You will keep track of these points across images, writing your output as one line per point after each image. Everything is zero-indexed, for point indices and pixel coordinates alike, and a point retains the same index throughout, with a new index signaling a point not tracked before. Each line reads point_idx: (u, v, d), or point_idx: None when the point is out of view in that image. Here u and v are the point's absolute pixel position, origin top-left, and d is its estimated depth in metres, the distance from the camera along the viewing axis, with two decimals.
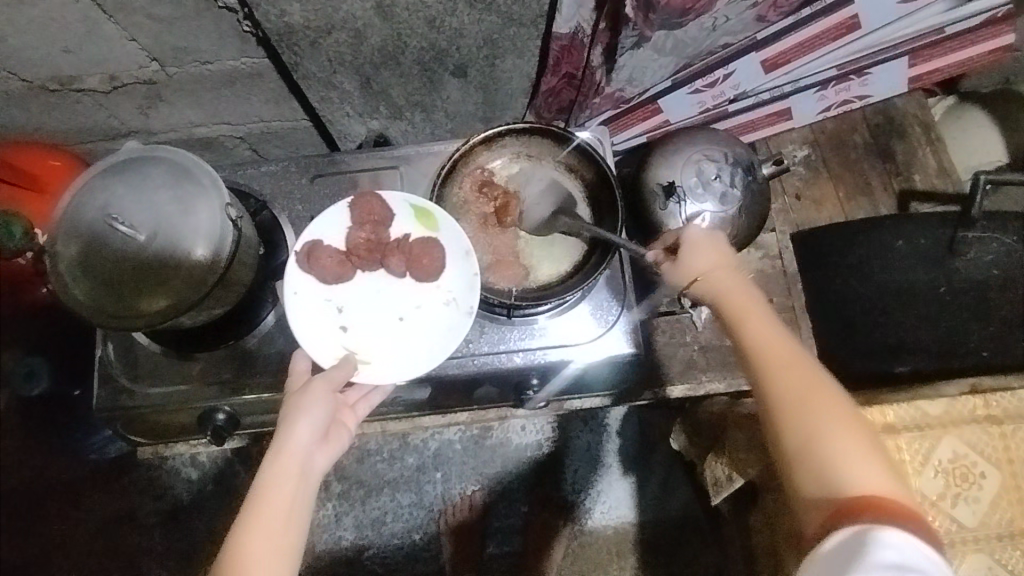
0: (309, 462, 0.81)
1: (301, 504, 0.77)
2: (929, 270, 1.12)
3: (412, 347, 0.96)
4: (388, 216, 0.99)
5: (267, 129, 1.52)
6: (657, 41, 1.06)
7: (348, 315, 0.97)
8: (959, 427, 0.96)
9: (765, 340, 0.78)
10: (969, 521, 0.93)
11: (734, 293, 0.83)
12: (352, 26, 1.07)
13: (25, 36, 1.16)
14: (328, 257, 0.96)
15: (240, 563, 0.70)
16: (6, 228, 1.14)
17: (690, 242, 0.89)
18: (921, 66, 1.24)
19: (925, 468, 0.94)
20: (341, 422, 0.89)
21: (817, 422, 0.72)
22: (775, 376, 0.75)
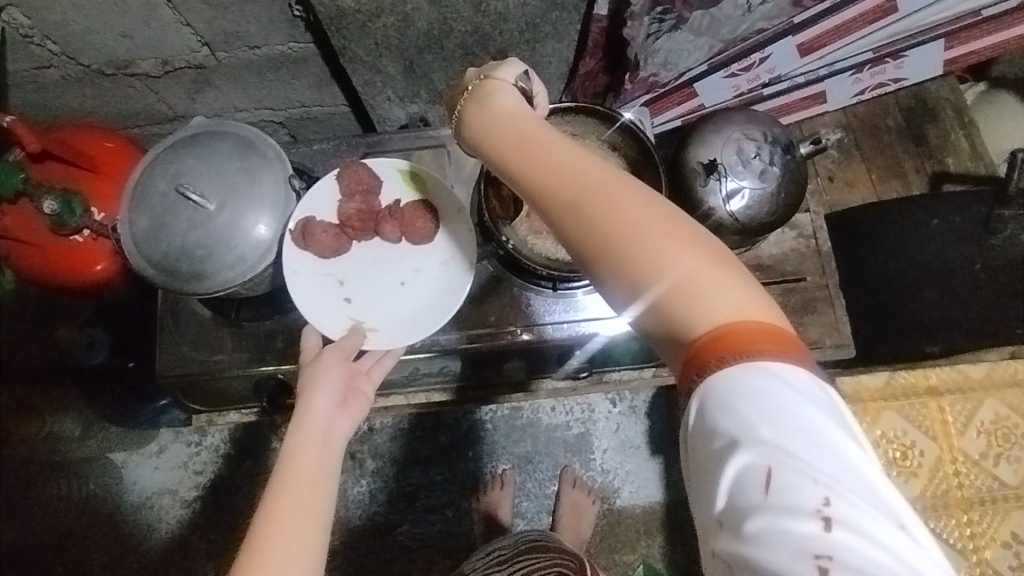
0: (332, 428, 0.76)
1: (328, 470, 0.71)
2: (960, 249, 1.15)
3: (417, 307, 0.99)
4: (376, 183, 1.03)
5: (307, 114, 1.56)
6: (694, 22, 1.11)
7: (350, 286, 1.00)
8: (997, 392, 1.33)
9: (545, 159, 0.59)
10: (1014, 472, 1.30)
11: (506, 125, 0.63)
12: (400, 10, 1.11)
13: (86, 20, 1.21)
14: (322, 232, 0.98)
15: (269, 533, 0.64)
16: (67, 205, 1.25)
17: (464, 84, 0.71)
18: (958, 49, 1.25)
19: (969, 430, 1.32)
20: (359, 387, 0.84)
21: (650, 251, 0.54)
22: (575, 202, 0.57)
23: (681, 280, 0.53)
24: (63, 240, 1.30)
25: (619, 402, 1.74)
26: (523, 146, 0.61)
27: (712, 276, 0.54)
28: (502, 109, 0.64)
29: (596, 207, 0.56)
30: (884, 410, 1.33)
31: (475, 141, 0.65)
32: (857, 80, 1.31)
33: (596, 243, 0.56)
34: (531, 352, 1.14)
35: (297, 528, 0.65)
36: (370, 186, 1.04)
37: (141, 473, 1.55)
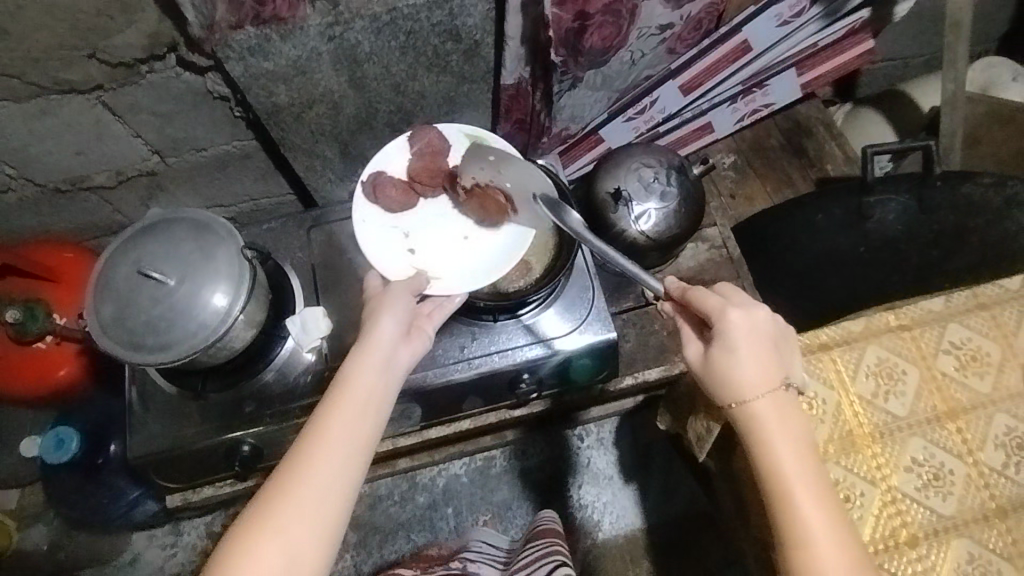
0: (394, 354, 0.90)
1: (380, 396, 0.84)
2: (846, 237, 1.29)
3: (475, 258, 1.12)
4: (445, 146, 1.16)
5: (256, 207, 1.68)
6: (588, 79, 1.29)
7: (414, 239, 1.12)
8: (880, 338, 1.01)
9: (822, 518, 0.74)
10: (901, 412, 0.98)
11: (781, 423, 0.79)
12: (329, 100, 1.25)
13: (44, 143, 1.33)
14: (392, 189, 1.13)
15: (322, 433, 0.78)
16: (30, 312, 1.32)
17: (743, 353, 0.81)
18: (811, 74, 1.48)
19: (856, 373, 0.99)
20: (420, 326, 0.99)
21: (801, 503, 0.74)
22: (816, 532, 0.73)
23: None
24: (27, 348, 1.37)
25: (586, 436, 1.81)
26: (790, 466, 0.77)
27: None
28: (768, 365, 0.81)
29: (821, 545, 0.72)
30: (822, 360, 1.00)
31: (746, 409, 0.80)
32: (735, 109, 1.52)
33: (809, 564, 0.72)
34: (484, 385, 1.22)
35: (346, 448, 0.78)
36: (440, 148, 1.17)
37: None
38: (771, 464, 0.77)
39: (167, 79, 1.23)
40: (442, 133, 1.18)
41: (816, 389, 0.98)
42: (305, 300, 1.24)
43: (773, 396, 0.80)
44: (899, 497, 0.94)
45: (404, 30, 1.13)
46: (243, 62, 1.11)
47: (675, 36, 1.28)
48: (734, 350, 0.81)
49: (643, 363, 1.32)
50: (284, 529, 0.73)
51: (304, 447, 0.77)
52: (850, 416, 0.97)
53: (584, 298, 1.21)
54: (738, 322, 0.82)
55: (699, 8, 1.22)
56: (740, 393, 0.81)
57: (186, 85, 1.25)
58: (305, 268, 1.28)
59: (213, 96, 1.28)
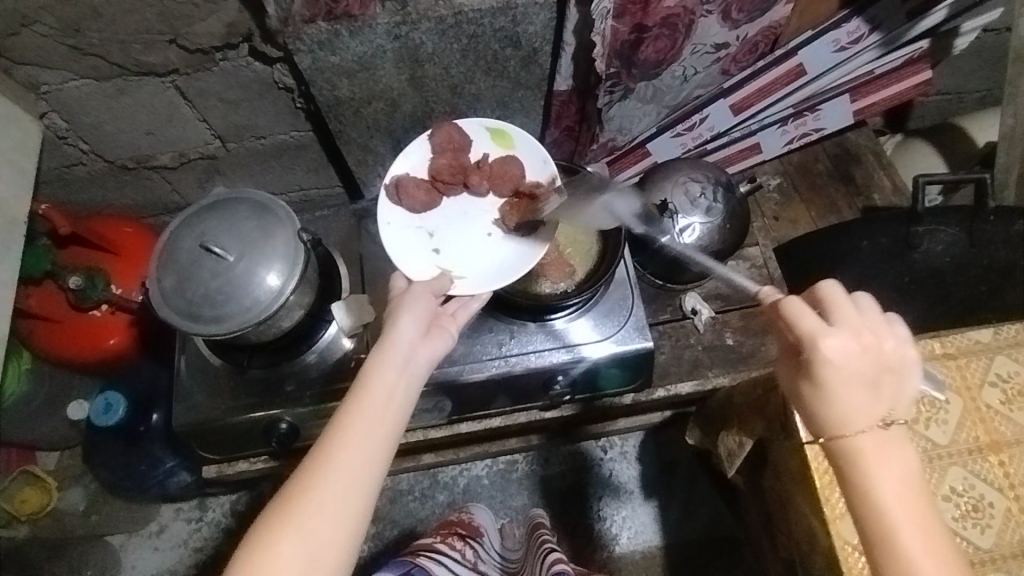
0: (414, 351, 0.86)
1: (401, 391, 0.80)
2: (890, 265, 1.28)
3: (499, 256, 1.12)
4: (466, 141, 1.18)
5: (306, 198, 1.74)
6: (640, 91, 1.31)
7: (438, 239, 1.14)
8: (922, 364, 1.01)
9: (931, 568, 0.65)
10: (941, 439, 0.96)
11: (885, 463, 0.69)
12: (388, 96, 1.29)
13: (118, 121, 1.40)
14: (414, 188, 1.14)
15: (340, 430, 0.75)
16: (90, 281, 1.37)
17: (841, 380, 0.69)
18: (863, 102, 1.48)
19: None
20: (442, 325, 0.94)
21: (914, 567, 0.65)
22: None
23: None
24: (84, 316, 1.45)
25: (609, 449, 1.81)
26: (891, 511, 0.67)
27: None
28: (872, 397, 0.70)
29: None
30: None
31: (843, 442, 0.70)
32: (785, 132, 1.52)
33: None
34: (518, 384, 1.24)
35: (366, 445, 0.75)
36: (459, 143, 1.18)
37: (142, 553, 1.71)
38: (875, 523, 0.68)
39: (238, 67, 1.29)
40: (462, 127, 1.20)
41: None
42: (349, 288, 1.28)
43: (875, 430, 0.70)
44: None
45: (468, 34, 1.17)
46: (312, 55, 1.16)
47: (729, 56, 1.30)
48: (829, 376, 0.69)
49: (676, 377, 1.32)
50: (305, 526, 0.70)
51: (323, 444, 0.74)
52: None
53: (623, 306, 1.23)
54: (835, 348, 0.69)
55: (756, 30, 1.26)
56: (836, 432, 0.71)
57: (254, 74, 1.30)
58: (352, 257, 1.32)
59: (278, 86, 1.34)
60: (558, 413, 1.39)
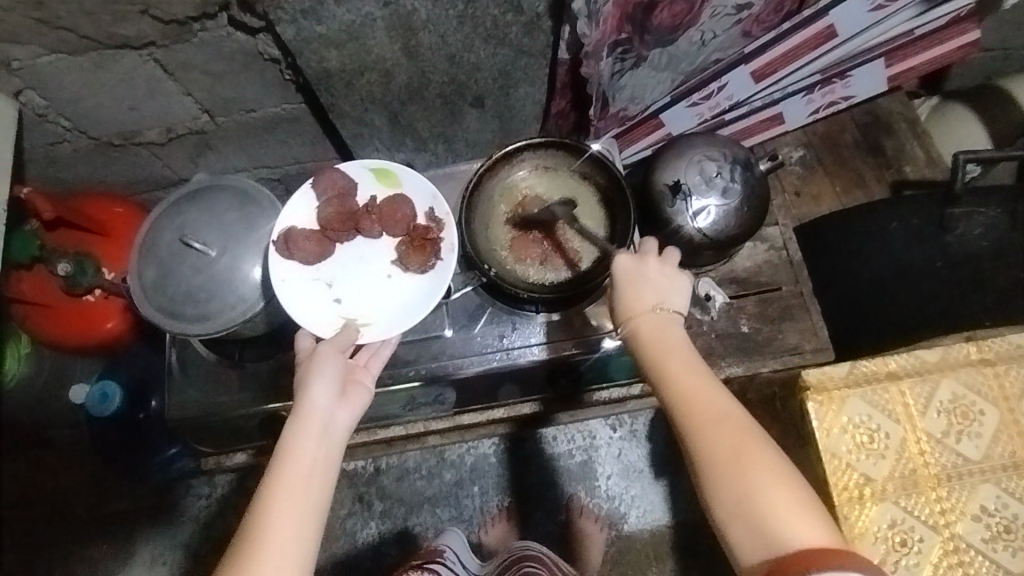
0: (332, 420, 0.82)
1: (323, 465, 0.77)
2: (923, 248, 1.19)
3: (405, 298, 1.01)
4: (350, 185, 1.05)
5: (303, 170, 1.66)
6: (654, 58, 1.20)
7: (338, 288, 1.01)
8: (956, 370, 0.95)
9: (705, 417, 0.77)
10: (973, 455, 0.91)
11: (659, 342, 0.85)
12: (381, 67, 1.19)
13: (98, 96, 1.32)
14: (306, 240, 1.00)
15: (266, 521, 0.71)
16: (80, 266, 1.34)
17: (629, 279, 0.90)
18: (898, 66, 1.37)
19: (927, 409, 0.93)
20: (357, 379, 0.89)
21: (738, 478, 0.73)
22: (697, 433, 0.77)
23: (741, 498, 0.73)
24: (77, 301, 1.41)
25: (619, 426, 1.73)
26: (664, 375, 0.82)
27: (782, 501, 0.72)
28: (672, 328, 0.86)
29: (715, 443, 0.76)
30: (889, 392, 0.94)
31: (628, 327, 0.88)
32: (811, 100, 1.43)
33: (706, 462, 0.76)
34: (524, 373, 1.20)
35: (293, 528, 0.71)
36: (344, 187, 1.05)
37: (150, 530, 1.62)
38: (697, 436, 0.77)
39: (219, 38, 1.20)
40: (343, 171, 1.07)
41: (881, 423, 0.92)
42: None
43: (653, 314, 0.88)
44: (963, 547, 0.88)
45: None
46: (295, 25, 1.07)
47: (752, 17, 1.18)
48: (620, 275, 0.91)
49: None
50: None
51: (247, 537, 0.70)
52: (916, 455, 0.91)
53: None
54: (621, 260, 0.92)
55: None
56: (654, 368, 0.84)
57: (237, 45, 1.21)
58: None
59: (264, 57, 1.25)
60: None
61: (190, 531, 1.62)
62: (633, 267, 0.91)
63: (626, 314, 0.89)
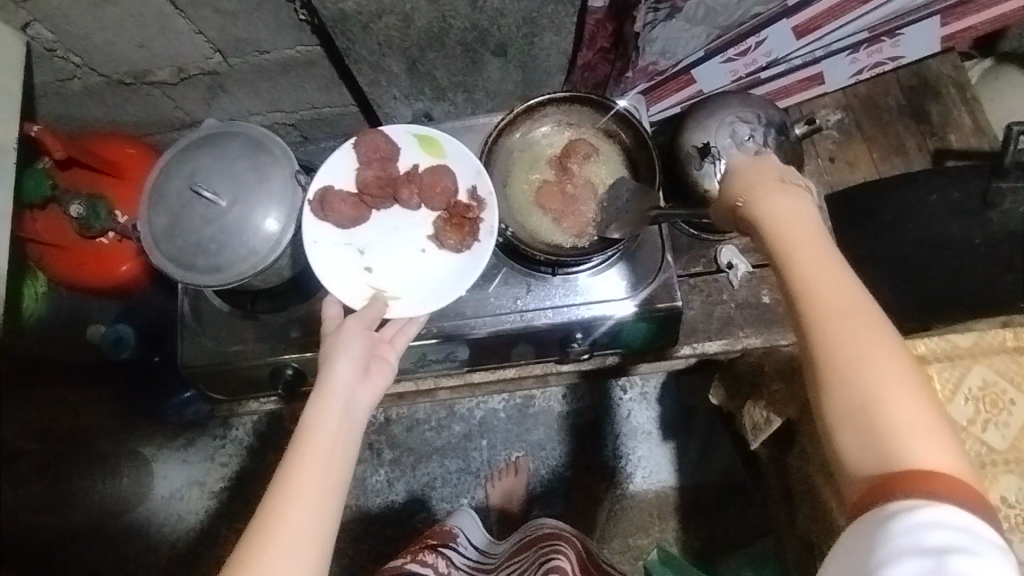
0: (354, 396, 0.82)
1: (347, 437, 0.78)
2: (961, 224, 1.14)
3: (435, 276, 1.01)
4: (394, 151, 1.04)
5: (318, 116, 1.61)
6: (688, 10, 1.13)
7: (370, 257, 1.01)
8: (989, 357, 0.95)
9: (834, 293, 0.63)
10: (999, 444, 0.93)
11: (786, 213, 0.70)
12: (400, 10, 1.13)
13: (107, 32, 1.28)
14: (342, 202, 1.00)
15: (288, 488, 0.71)
16: (93, 209, 1.34)
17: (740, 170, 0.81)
18: (954, 26, 1.29)
19: (955, 396, 0.94)
20: (381, 356, 0.89)
21: (864, 370, 0.59)
22: (825, 313, 0.62)
23: (864, 394, 0.59)
24: (92, 243, 1.40)
25: (629, 388, 1.72)
26: (788, 246, 0.67)
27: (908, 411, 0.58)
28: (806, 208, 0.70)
29: (845, 327, 0.61)
30: (917, 376, 0.95)
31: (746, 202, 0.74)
32: (855, 59, 1.34)
33: (825, 346, 0.61)
34: (538, 337, 1.17)
35: (315, 494, 0.71)
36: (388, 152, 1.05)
37: (172, 466, 1.68)
38: (815, 318, 0.62)
39: None
40: (388, 134, 1.06)
41: None
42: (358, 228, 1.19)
43: (778, 187, 0.73)
44: None
45: None
46: None
47: None
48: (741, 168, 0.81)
49: (704, 334, 1.25)
50: None
51: (270, 500, 0.70)
52: None
53: (652, 261, 1.12)
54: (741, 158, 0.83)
55: None
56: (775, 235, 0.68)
57: None
58: None
59: None
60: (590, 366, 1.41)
61: (207, 469, 1.69)
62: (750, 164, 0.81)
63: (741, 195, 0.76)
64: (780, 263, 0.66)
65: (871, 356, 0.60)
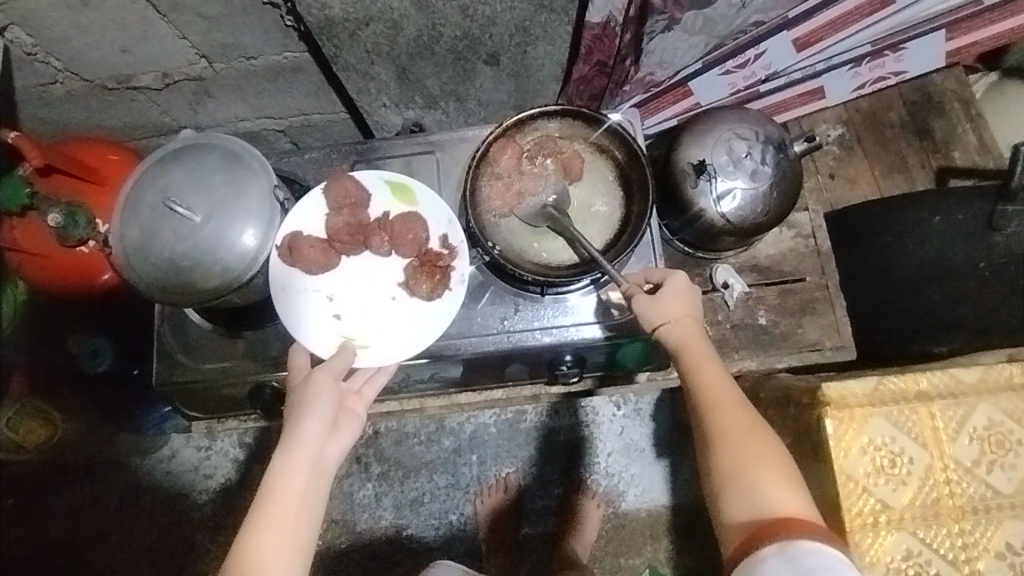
0: (322, 454, 0.84)
1: (312, 501, 0.80)
2: (965, 247, 1.10)
3: (405, 325, 0.97)
4: (364, 197, 1.01)
5: (308, 122, 1.57)
6: (687, 22, 1.08)
7: (339, 303, 0.97)
8: (994, 395, 0.91)
9: (720, 395, 0.86)
10: (1005, 488, 0.89)
11: (690, 335, 0.91)
12: (388, 18, 1.09)
13: (89, 37, 1.24)
14: (310, 247, 0.96)
15: (253, 557, 0.74)
16: (72, 218, 1.27)
17: (664, 292, 0.93)
18: (960, 40, 1.25)
19: (959, 435, 0.90)
20: (350, 409, 0.89)
21: (741, 450, 0.82)
22: (714, 410, 0.85)
23: (738, 467, 0.81)
24: (70, 251, 1.32)
25: (623, 405, 1.68)
26: (692, 359, 0.89)
27: (772, 477, 0.80)
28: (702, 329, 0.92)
29: (729, 420, 0.84)
30: (918, 413, 0.91)
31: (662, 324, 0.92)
32: (856, 74, 1.31)
33: (713, 432, 0.84)
34: (528, 357, 1.14)
35: (282, 562, 0.75)
36: (358, 198, 1.02)
37: (155, 476, 1.66)
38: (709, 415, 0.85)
39: None
40: (359, 180, 1.03)
41: (905, 446, 0.90)
42: None
43: (683, 314, 0.92)
44: None
45: None
46: None
47: None
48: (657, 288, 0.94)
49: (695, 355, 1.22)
50: None
51: (239, 568, 0.74)
52: (941, 483, 0.89)
53: None
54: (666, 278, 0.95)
55: None
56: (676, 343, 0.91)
57: None
58: None
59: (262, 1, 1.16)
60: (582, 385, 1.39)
61: (192, 481, 1.65)
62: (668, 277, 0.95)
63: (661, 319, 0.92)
64: (686, 371, 0.89)
65: (744, 438, 0.83)
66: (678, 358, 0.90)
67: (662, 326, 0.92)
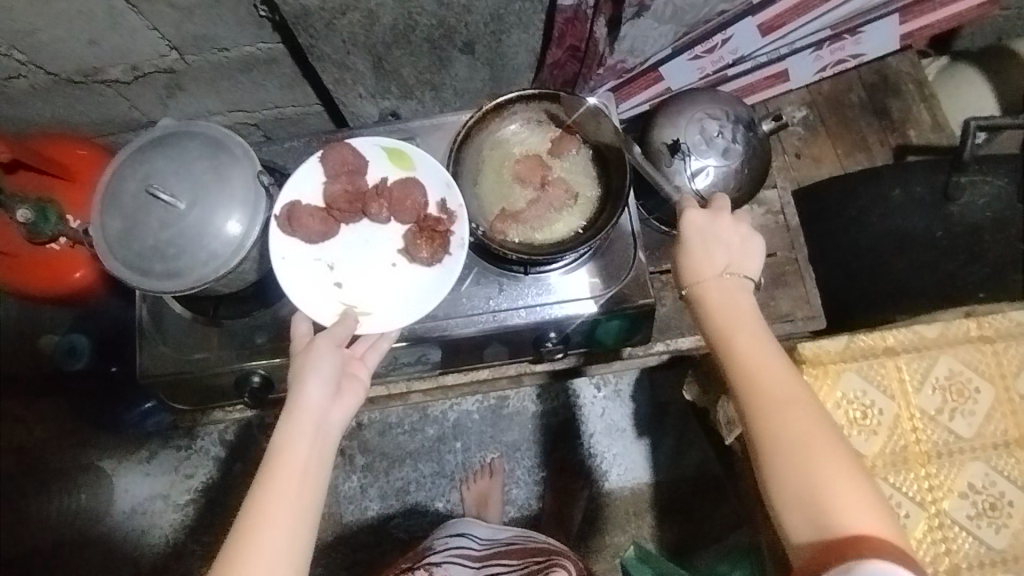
0: (325, 417, 0.84)
1: (318, 461, 0.80)
2: (922, 217, 1.17)
3: (405, 291, 1.00)
4: (362, 164, 1.03)
5: (282, 115, 1.57)
6: (656, 8, 1.11)
7: (340, 272, 1.01)
8: (954, 348, 0.98)
9: (771, 384, 0.77)
10: (966, 433, 0.95)
11: (731, 307, 0.84)
12: (364, 6, 1.10)
13: (53, 28, 1.22)
14: (309, 217, 0.98)
15: (262, 515, 0.74)
16: (42, 214, 1.25)
17: (700, 241, 0.88)
18: (913, 23, 1.32)
19: (923, 386, 0.96)
20: (352, 374, 0.90)
21: (803, 464, 0.73)
22: (767, 408, 0.76)
23: (800, 482, 0.72)
24: (41, 249, 1.30)
25: (603, 387, 1.72)
26: (734, 335, 0.82)
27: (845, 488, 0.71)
28: (742, 297, 0.85)
29: (789, 422, 0.75)
30: (886, 367, 0.96)
31: (694, 281, 0.87)
32: (818, 57, 1.37)
33: (772, 438, 0.75)
34: (512, 337, 1.16)
35: (290, 518, 0.75)
36: (355, 165, 1.03)
37: (131, 479, 1.60)
38: (762, 412, 0.76)
39: None
40: (356, 146, 1.05)
41: (875, 399, 0.95)
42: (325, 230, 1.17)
43: (722, 276, 0.86)
44: (948, 523, 0.92)
45: None
46: None
47: None
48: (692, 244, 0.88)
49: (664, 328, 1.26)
50: None
51: (247, 527, 0.73)
52: (908, 432, 0.95)
53: (625, 257, 1.12)
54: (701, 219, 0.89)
55: None
56: (720, 338, 0.82)
57: None
58: None
59: None
60: (564, 364, 1.43)
61: (171, 482, 1.61)
62: (706, 235, 0.88)
63: (694, 277, 0.87)
64: (728, 347, 0.81)
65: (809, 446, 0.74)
66: (715, 334, 0.83)
67: (695, 284, 0.87)
